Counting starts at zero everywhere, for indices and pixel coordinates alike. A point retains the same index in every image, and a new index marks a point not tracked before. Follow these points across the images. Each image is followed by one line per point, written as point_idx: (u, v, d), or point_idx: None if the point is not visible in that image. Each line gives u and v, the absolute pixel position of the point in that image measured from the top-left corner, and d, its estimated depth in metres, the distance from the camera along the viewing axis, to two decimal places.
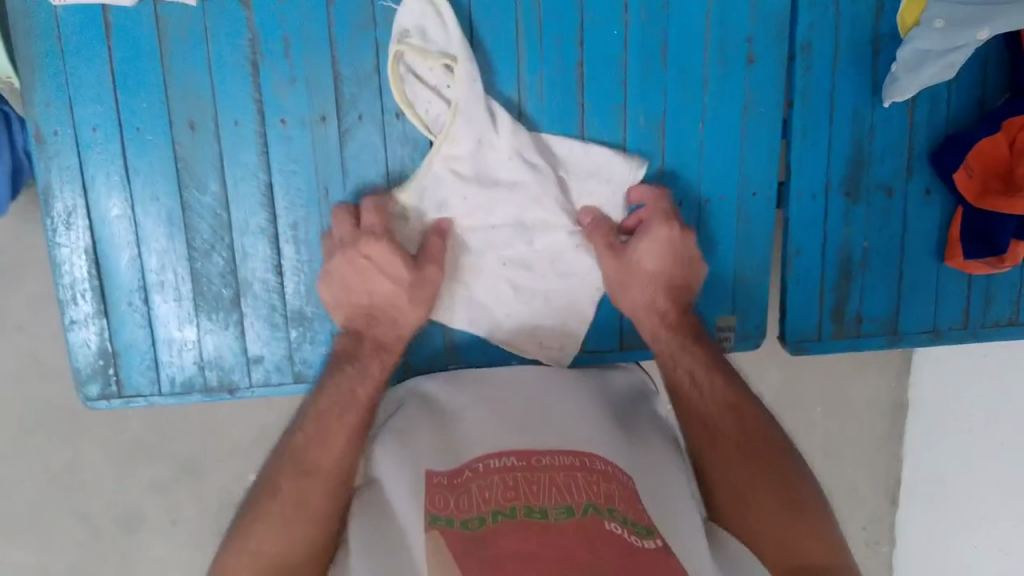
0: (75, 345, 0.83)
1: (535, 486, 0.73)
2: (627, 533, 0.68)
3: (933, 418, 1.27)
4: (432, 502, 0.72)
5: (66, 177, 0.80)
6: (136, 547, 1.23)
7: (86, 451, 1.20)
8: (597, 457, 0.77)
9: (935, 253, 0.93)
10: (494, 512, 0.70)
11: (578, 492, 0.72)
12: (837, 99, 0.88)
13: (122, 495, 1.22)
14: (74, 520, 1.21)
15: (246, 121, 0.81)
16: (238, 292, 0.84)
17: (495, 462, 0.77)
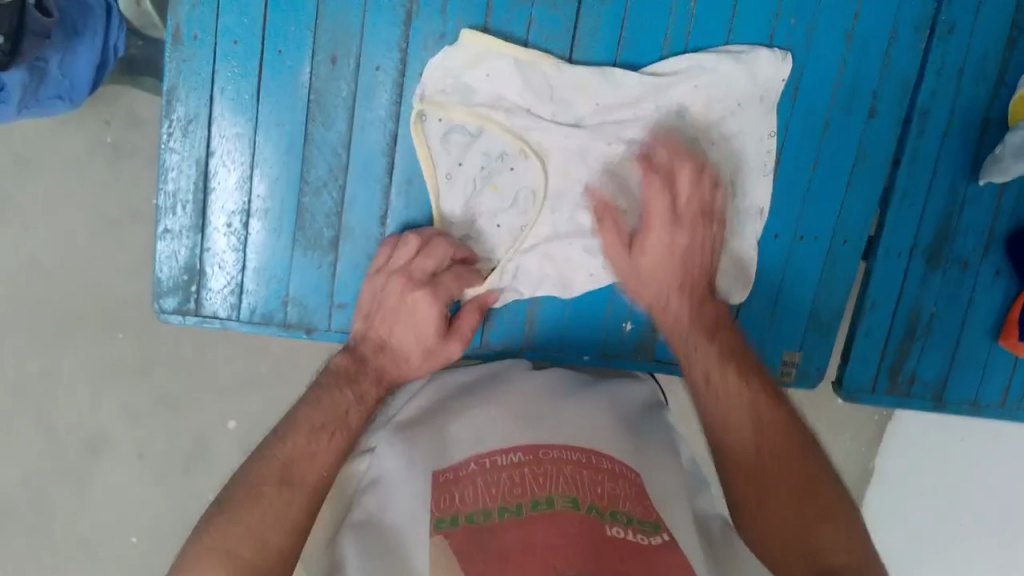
0: (161, 256, 0.81)
1: (542, 481, 0.70)
2: (632, 532, 0.65)
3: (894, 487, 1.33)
4: (437, 502, 0.69)
5: (194, 85, 0.78)
6: (94, 470, 1.18)
7: (62, 363, 1.15)
8: (604, 457, 0.74)
9: (990, 332, 0.97)
10: (500, 509, 0.67)
11: (585, 488, 0.69)
12: (939, 168, 0.91)
13: (93, 413, 1.17)
14: (39, 430, 1.16)
15: (386, 69, 0.80)
16: (340, 235, 0.83)
17: (502, 458, 0.73)
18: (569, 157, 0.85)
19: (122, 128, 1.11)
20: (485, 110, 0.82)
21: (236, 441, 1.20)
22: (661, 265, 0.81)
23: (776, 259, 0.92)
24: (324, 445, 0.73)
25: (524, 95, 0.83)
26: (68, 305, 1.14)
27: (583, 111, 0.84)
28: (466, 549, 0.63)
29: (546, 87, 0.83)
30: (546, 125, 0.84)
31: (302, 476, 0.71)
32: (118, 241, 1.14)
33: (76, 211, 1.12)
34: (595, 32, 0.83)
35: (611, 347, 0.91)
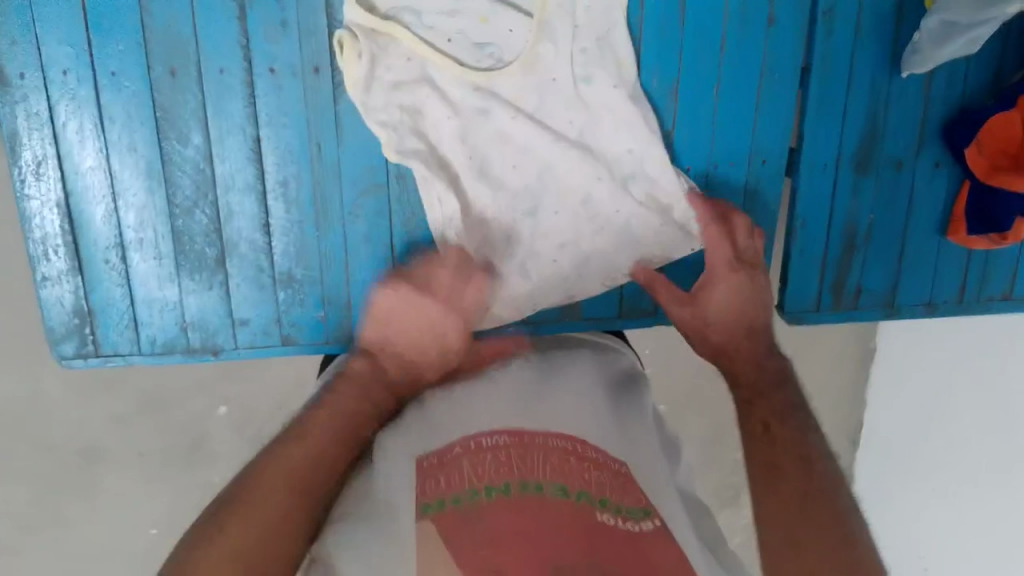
0: (47, 302, 0.78)
1: (529, 465, 0.64)
2: (623, 521, 0.60)
3: (895, 368, 1.31)
4: (422, 488, 0.62)
5: (34, 124, 0.73)
6: (100, 478, 1.18)
7: (46, 383, 1.12)
8: (592, 446, 0.66)
9: (938, 228, 0.91)
10: (487, 488, 0.61)
11: (572, 476, 0.63)
12: (855, 68, 0.84)
13: (84, 426, 1.15)
14: (37, 451, 1.15)
15: (232, 70, 0.74)
16: (223, 252, 0.79)
17: (486, 438, 0.66)
18: (454, 141, 0.80)
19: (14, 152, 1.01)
20: (346, 139, 0.78)
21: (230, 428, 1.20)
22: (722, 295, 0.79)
23: None
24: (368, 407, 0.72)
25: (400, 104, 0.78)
26: (34, 330, 1.09)
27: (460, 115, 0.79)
28: (453, 539, 0.57)
29: (418, 107, 0.79)
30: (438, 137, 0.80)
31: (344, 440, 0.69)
32: None
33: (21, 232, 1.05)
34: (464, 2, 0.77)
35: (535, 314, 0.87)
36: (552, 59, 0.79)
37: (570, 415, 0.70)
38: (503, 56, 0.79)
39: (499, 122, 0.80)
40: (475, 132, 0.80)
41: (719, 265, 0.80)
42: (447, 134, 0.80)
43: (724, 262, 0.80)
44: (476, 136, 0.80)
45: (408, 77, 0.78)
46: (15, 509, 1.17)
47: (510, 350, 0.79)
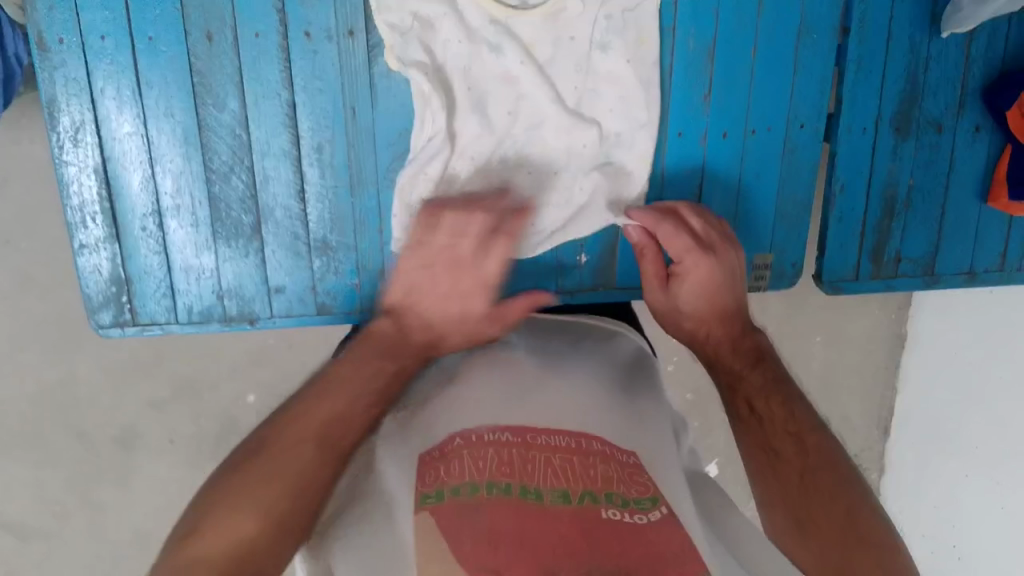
0: (84, 271, 0.79)
1: (532, 465, 0.55)
2: (628, 515, 0.51)
3: (928, 351, 1.30)
4: (422, 480, 0.54)
5: (72, 90, 0.74)
6: (134, 464, 1.18)
7: (81, 369, 1.12)
8: (595, 439, 0.59)
9: (979, 194, 0.90)
10: (488, 484, 0.52)
11: (577, 477, 0.54)
12: (894, 28, 0.83)
13: (118, 412, 1.16)
14: (71, 437, 1.15)
15: (267, 34, 0.74)
16: (259, 218, 0.79)
17: (489, 433, 0.59)
18: (478, 96, 0.79)
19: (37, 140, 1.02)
20: (382, 104, 0.78)
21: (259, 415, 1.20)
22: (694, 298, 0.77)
23: (727, 163, 0.85)
24: (345, 404, 0.63)
25: (428, 50, 0.77)
26: (69, 315, 1.10)
27: (491, 75, 0.79)
28: (450, 529, 0.48)
29: (450, 69, 0.78)
30: (460, 87, 0.78)
31: (342, 438, 0.61)
32: None
33: (58, 217, 1.05)
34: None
35: (570, 283, 0.87)
36: (575, 17, 0.78)
37: (582, 397, 0.66)
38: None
39: (509, 63, 0.78)
40: (503, 97, 0.79)
41: (696, 293, 0.76)
42: (468, 85, 0.78)
43: (706, 292, 0.76)
44: (501, 101, 0.80)
45: (436, 31, 0.77)
46: (49, 495, 1.17)
47: (509, 338, 0.74)
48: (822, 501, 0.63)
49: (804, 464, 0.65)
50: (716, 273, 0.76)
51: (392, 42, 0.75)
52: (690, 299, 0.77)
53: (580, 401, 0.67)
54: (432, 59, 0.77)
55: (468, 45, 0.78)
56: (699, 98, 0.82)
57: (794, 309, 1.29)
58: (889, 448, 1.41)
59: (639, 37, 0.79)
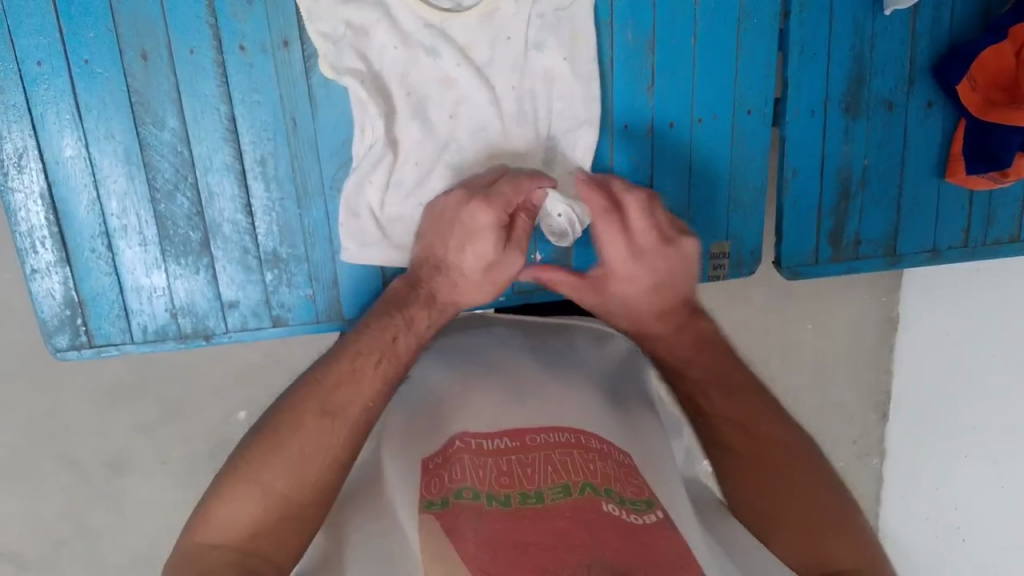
0: (38, 296, 0.79)
1: (530, 470, 0.61)
2: (624, 514, 0.57)
3: (920, 333, 1.28)
4: (427, 487, 0.60)
5: (13, 117, 0.74)
6: (127, 488, 1.18)
7: (66, 397, 1.12)
8: (591, 435, 0.64)
9: (937, 169, 0.89)
10: (490, 497, 0.59)
11: (575, 472, 0.60)
12: (835, 8, 0.83)
13: (107, 438, 1.16)
14: (62, 465, 1.15)
15: (202, 49, 0.75)
16: (208, 234, 0.79)
17: (488, 442, 0.63)
18: (417, 102, 0.79)
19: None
20: (324, 113, 0.78)
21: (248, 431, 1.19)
22: (631, 275, 0.74)
23: (677, 153, 0.84)
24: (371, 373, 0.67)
25: (362, 57, 0.77)
26: None
27: (429, 77, 0.79)
28: (457, 532, 0.55)
29: (391, 74, 0.78)
30: (399, 94, 0.79)
31: (347, 406, 0.65)
32: None
33: None
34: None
35: (527, 283, 0.87)
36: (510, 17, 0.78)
37: (566, 408, 0.67)
38: (463, 2, 0.78)
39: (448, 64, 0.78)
40: (444, 98, 0.80)
41: (641, 274, 0.74)
42: (406, 92, 0.79)
43: (650, 272, 0.74)
44: (441, 104, 0.80)
45: (369, 37, 0.77)
46: (45, 524, 1.17)
47: (503, 338, 0.77)
48: (781, 491, 0.65)
49: (760, 454, 0.67)
50: (670, 252, 0.75)
51: (325, 52, 0.75)
52: (632, 279, 0.75)
53: (565, 407, 0.67)
54: (366, 68, 0.77)
55: (404, 49, 0.78)
56: (641, 89, 0.82)
57: (782, 299, 1.27)
58: (888, 434, 1.38)
59: (575, 34, 0.79)
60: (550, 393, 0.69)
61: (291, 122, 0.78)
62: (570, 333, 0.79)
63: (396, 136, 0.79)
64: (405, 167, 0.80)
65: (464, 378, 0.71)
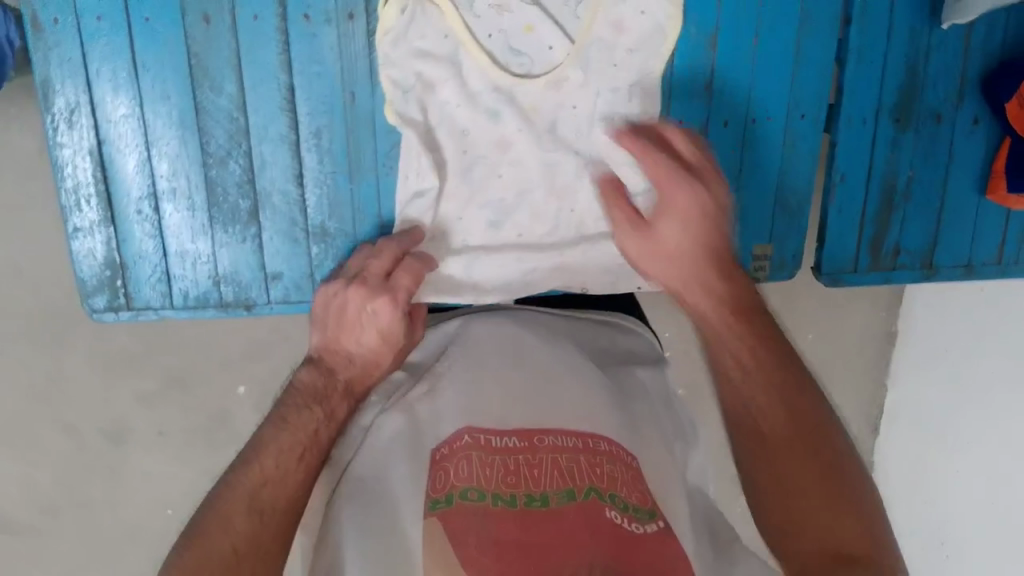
0: (79, 255, 0.78)
1: (537, 470, 0.64)
2: (626, 521, 0.61)
3: (921, 347, 1.28)
4: (433, 484, 0.64)
5: (67, 72, 0.73)
6: (124, 458, 1.16)
7: (69, 363, 1.10)
8: (601, 439, 0.67)
9: (978, 186, 0.90)
10: (495, 496, 0.62)
11: (581, 475, 0.63)
12: (894, 18, 0.83)
13: (106, 405, 1.13)
14: (60, 431, 1.13)
15: (265, 16, 0.74)
16: (257, 203, 0.78)
17: (498, 440, 0.67)
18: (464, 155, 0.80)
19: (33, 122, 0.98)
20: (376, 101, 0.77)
21: (248, 406, 1.16)
22: (677, 244, 0.72)
23: (728, 152, 0.85)
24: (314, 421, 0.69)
25: (422, 102, 0.78)
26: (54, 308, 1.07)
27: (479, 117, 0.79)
28: (459, 536, 0.59)
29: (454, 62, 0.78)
30: (453, 151, 0.80)
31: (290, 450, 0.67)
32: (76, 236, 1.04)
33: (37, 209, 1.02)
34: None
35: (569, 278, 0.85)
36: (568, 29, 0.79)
37: (580, 402, 0.71)
38: (534, 68, 0.79)
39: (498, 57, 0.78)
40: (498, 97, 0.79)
41: (680, 235, 0.72)
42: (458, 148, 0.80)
43: (691, 228, 0.72)
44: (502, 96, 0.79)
45: (433, 81, 0.78)
46: (39, 488, 1.16)
47: (524, 319, 0.80)
48: (799, 488, 0.64)
49: (793, 427, 0.66)
50: (708, 206, 0.71)
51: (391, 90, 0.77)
52: (664, 256, 0.73)
53: (580, 406, 0.70)
54: (423, 113, 0.79)
55: (467, 107, 0.79)
56: (698, 86, 0.82)
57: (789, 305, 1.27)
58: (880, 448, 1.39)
59: (621, 26, 0.79)
60: (567, 389, 0.72)
61: (348, 97, 0.77)
62: (578, 325, 0.83)
63: (446, 188, 0.80)
64: (467, 224, 0.82)
65: (475, 370, 0.74)
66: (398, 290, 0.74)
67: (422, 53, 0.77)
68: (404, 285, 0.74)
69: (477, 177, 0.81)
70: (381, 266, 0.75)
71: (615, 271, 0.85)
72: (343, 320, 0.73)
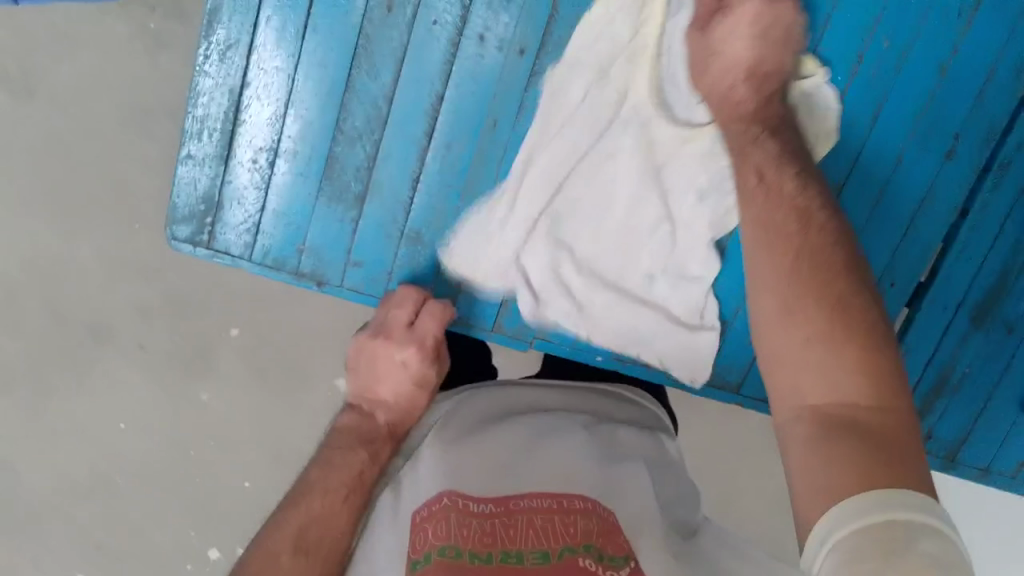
0: (181, 181, 0.77)
1: (511, 530, 0.59)
2: (601, 569, 0.55)
3: None
4: (414, 547, 0.59)
5: (239, 8, 0.74)
6: (99, 363, 1.06)
7: (84, 241, 1.03)
8: (575, 496, 0.62)
9: (1019, 402, 0.92)
10: (470, 555, 0.56)
11: (555, 533, 0.58)
12: (1007, 228, 0.85)
13: (102, 297, 1.05)
14: (45, 309, 1.05)
15: (444, 24, 0.76)
16: (367, 191, 0.79)
17: (473, 505, 0.62)
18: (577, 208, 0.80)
19: (166, 17, 1.00)
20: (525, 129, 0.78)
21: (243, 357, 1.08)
22: (796, 190, 0.67)
23: None
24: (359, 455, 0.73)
25: (568, 144, 0.79)
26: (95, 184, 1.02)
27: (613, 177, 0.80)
28: None
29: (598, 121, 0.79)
30: (574, 199, 0.80)
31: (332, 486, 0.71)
32: (143, 134, 1.02)
33: (113, 98, 1.01)
34: (636, 21, 0.77)
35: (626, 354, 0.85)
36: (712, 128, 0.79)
37: (564, 461, 0.67)
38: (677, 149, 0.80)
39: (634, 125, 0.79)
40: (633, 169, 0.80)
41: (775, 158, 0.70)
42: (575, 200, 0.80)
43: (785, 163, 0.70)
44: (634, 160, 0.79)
45: (584, 131, 0.79)
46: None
47: (538, 399, 0.80)
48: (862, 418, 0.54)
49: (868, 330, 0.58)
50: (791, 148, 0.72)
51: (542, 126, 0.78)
52: (764, 203, 0.67)
53: (567, 458, 0.67)
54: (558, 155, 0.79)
55: (601, 166, 0.80)
56: None
57: None
58: None
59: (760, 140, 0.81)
60: (553, 458, 0.67)
61: (491, 122, 0.78)
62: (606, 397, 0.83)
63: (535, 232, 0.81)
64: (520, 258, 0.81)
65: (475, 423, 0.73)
66: (422, 336, 0.78)
67: (551, 83, 0.77)
68: (428, 329, 0.78)
69: (583, 233, 0.81)
70: (406, 311, 0.78)
71: (625, 333, 0.84)
72: (373, 354, 0.78)
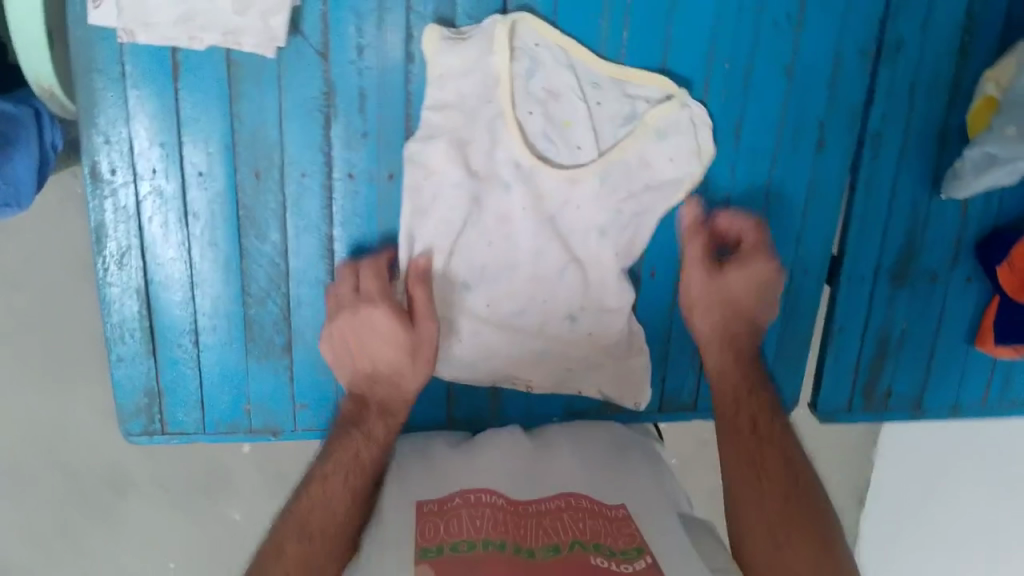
0: (121, 382, 0.82)
1: (523, 529, 0.74)
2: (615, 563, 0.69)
3: None
4: (423, 532, 0.73)
5: (121, 218, 0.77)
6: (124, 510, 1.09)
7: (73, 410, 1.04)
8: (583, 497, 0.78)
9: (967, 336, 0.95)
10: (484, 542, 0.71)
11: (566, 529, 0.74)
12: (898, 189, 0.88)
13: (105, 448, 1.06)
14: (58, 472, 1.06)
15: (312, 173, 0.78)
16: (291, 340, 0.83)
17: (487, 496, 0.77)
18: (488, 284, 0.84)
19: None
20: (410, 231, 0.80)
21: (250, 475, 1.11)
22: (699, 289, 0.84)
23: None
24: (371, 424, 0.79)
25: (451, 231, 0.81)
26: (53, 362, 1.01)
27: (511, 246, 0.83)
28: None
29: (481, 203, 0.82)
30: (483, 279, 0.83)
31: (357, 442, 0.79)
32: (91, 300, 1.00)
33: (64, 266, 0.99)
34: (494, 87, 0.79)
35: (578, 404, 0.90)
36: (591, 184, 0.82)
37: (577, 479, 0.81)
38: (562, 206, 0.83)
39: (514, 203, 0.82)
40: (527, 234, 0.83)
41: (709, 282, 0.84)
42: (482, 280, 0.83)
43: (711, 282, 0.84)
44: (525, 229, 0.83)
45: (473, 215, 0.82)
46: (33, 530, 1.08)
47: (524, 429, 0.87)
48: (797, 512, 0.78)
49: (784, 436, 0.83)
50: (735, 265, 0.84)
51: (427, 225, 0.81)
52: (712, 293, 0.84)
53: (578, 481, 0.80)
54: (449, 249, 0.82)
55: (498, 244, 0.83)
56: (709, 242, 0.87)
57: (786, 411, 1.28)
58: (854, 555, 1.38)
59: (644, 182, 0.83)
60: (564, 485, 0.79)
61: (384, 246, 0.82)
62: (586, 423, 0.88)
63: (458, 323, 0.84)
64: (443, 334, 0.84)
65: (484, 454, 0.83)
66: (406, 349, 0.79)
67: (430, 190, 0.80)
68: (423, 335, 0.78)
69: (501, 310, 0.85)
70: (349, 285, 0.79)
71: (558, 377, 0.87)
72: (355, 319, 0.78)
